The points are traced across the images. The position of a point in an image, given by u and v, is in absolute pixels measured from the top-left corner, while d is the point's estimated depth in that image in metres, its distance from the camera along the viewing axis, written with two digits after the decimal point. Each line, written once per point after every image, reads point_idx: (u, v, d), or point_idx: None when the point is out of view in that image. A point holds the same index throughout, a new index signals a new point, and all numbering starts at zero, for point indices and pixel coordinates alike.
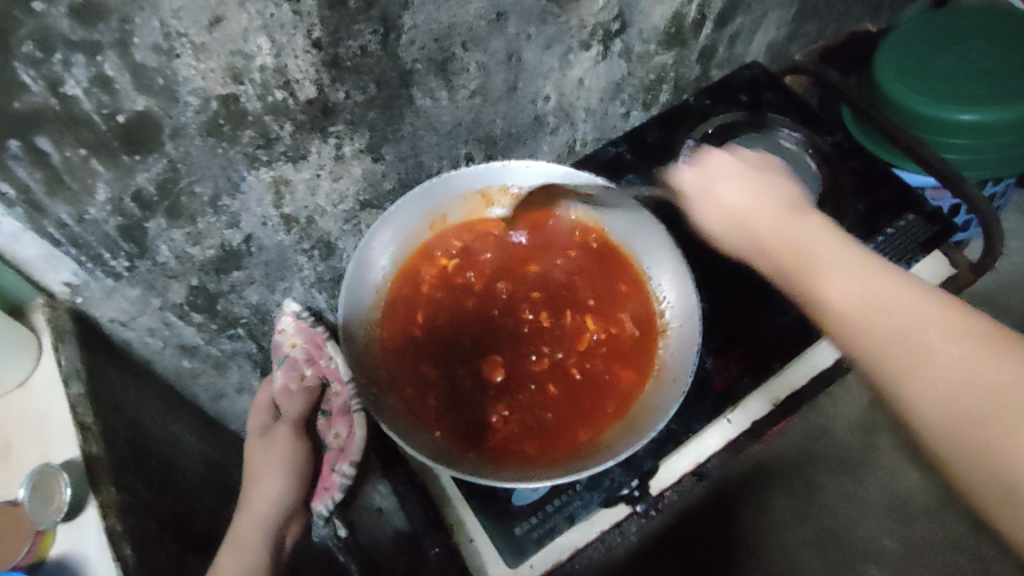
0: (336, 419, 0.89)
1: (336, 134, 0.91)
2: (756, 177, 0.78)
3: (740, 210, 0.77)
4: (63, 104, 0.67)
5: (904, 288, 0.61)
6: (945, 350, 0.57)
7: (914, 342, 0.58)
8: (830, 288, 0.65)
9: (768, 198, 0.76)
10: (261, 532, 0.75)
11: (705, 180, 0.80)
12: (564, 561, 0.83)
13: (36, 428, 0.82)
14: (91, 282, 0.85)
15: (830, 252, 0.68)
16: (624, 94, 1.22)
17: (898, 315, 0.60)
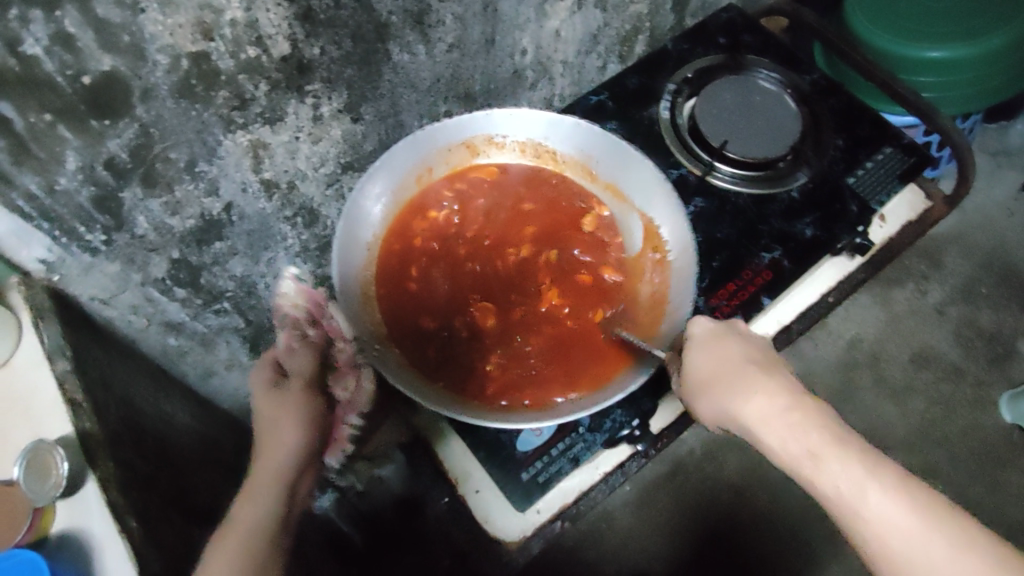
0: (344, 372, 0.82)
1: (313, 93, 0.89)
2: (728, 344, 0.72)
3: (728, 385, 0.69)
4: (23, 64, 0.63)
5: (817, 422, 0.62)
6: (852, 493, 0.58)
7: (825, 445, 0.61)
8: (774, 442, 0.64)
9: (731, 345, 0.72)
10: (277, 482, 0.67)
11: (694, 348, 0.74)
12: (569, 504, 0.85)
13: (25, 409, 0.80)
14: (67, 259, 0.81)
15: (778, 397, 0.65)
16: (600, 47, 1.21)
17: (785, 430, 0.63)
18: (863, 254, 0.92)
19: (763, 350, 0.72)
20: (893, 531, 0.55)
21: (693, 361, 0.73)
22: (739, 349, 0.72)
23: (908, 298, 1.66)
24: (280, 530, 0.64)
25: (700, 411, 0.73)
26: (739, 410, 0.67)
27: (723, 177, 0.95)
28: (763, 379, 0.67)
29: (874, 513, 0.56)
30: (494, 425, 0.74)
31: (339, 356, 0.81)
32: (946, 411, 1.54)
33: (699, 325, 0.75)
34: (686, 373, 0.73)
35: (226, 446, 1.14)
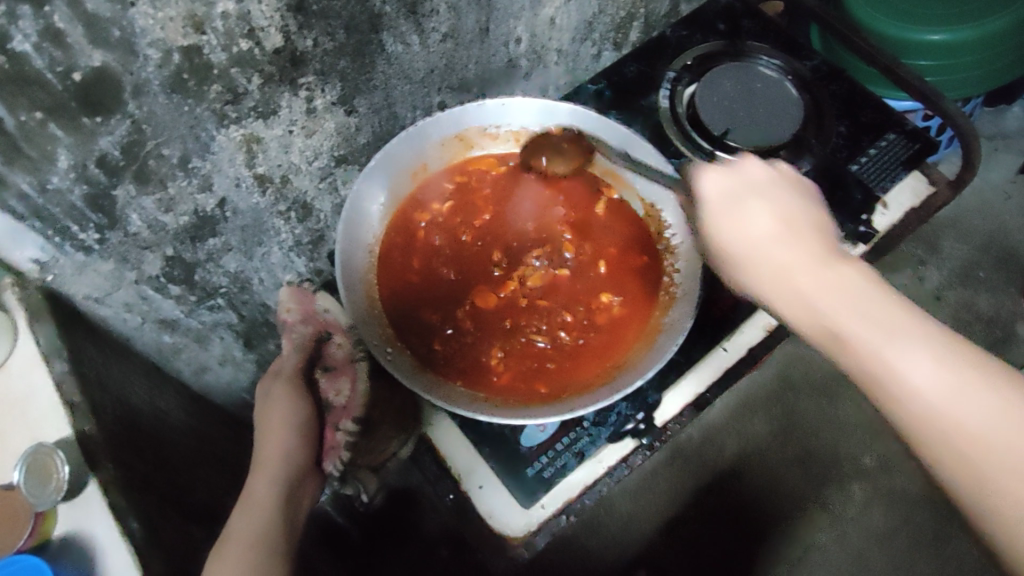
0: (338, 375, 0.86)
1: (306, 86, 0.87)
2: (768, 201, 0.69)
3: (765, 246, 0.67)
4: (12, 61, 0.62)
5: (860, 285, 0.62)
6: (906, 365, 0.57)
7: (883, 321, 0.59)
8: (822, 305, 0.62)
9: (781, 199, 0.69)
10: (274, 481, 0.71)
11: (728, 206, 0.71)
12: (575, 498, 0.84)
13: (23, 411, 0.79)
14: (59, 258, 0.80)
15: (817, 261, 0.65)
16: (595, 34, 1.19)
17: (833, 292, 0.62)
18: (866, 243, 0.91)
19: (805, 208, 0.69)
20: (943, 393, 0.56)
21: (716, 224, 0.71)
22: (787, 204, 0.69)
23: (905, 283, 1.65)
24: (283, 529, 0.67)
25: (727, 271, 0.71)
26: (782, 266, 0.66)
27: (724, 166, 0.93)
28: (812, 244, 0.66)
29: (928, 385, 0.56)
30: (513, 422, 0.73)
31: (334, 353, 0.87)
32: None
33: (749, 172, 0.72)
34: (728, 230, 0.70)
35: (222, 441, 1.13)
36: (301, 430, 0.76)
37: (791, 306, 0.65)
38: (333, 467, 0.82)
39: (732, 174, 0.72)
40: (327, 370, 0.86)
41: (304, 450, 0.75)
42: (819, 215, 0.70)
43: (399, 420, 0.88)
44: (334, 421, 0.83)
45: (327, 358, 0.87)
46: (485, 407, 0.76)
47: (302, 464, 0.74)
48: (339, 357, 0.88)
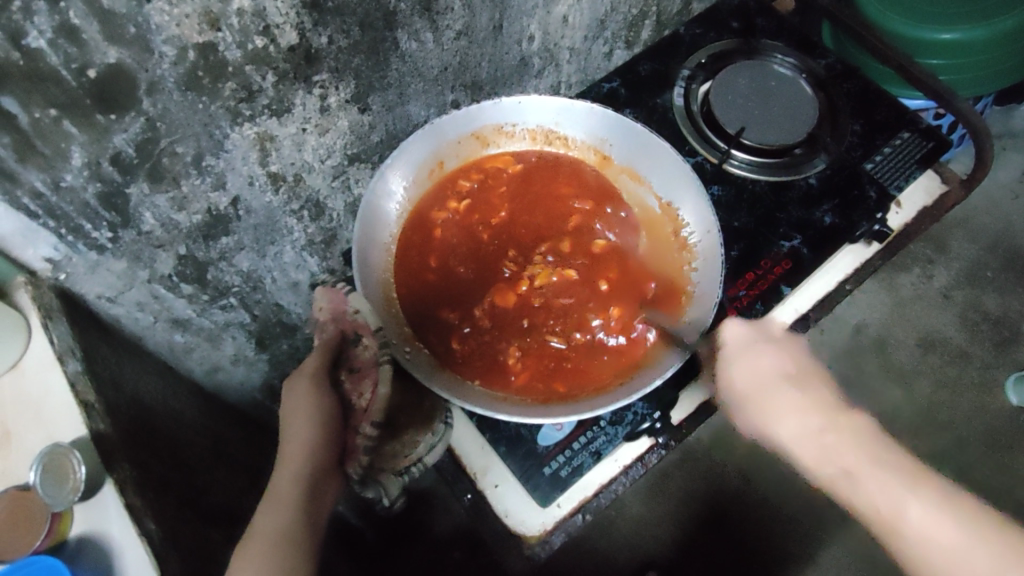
0: (363, 376, 0.83)
1: (321, 83, 0.86)
2: (770, 355, 0.77)
3: (776, 402, 0.74)
4: (26, 58, 0.61)
5: (851, 427, 0.72)
6: (918, 520, 0.66)
7: (879, 461, 0.69)
8: (811, 454, 0.72)
9: (763, 355, 0.76)
10: (297, 481, 0.72)
11: (739, 351, 0.77)
12: (591, 496, 0.85)
13: (36, 411, 0.78)
14: (72, 256, 0.79)
15: (814, 404, 0.73)
16: (608, 32, 1.19)
17: (846, 448, 0.70)
18: (881, 241, 0.92)
19: (796, 359, 0.77)
20: (936, 536, 0.65)
21: (738, 372, 0.76)
22: (779, 367, 0.76)
23: (914, 282, 1.65)
24: (304, 531, 0.69)
25: (751, 430, 0.77)
26: (795, 404, 0.73)
27: (740, 164, 0.94)
28: (822, 397, 0.74)
29: (923, 524, 0.65)
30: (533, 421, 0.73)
31: (363, 354, 0.84)
32: (952, 395, 1.55)
33: (734, 333, 0.78)
34: (739, 361, 0.76)
35: (234, 440, 1.13)
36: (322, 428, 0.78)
37: (794, 442, 0.73)
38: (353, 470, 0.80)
39: (752, 326, 0.79)
40: (353, 370, 0.84)
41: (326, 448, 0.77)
42: (820, 368, 0.78)
43: (426, 423, 0.85)
44: (356, 423, 0.81)
45: (354, 359, 0.85)
46: (504, 405, 0.76)
47: (319, 462, 0.75)
48: (365, 358, 0.84)
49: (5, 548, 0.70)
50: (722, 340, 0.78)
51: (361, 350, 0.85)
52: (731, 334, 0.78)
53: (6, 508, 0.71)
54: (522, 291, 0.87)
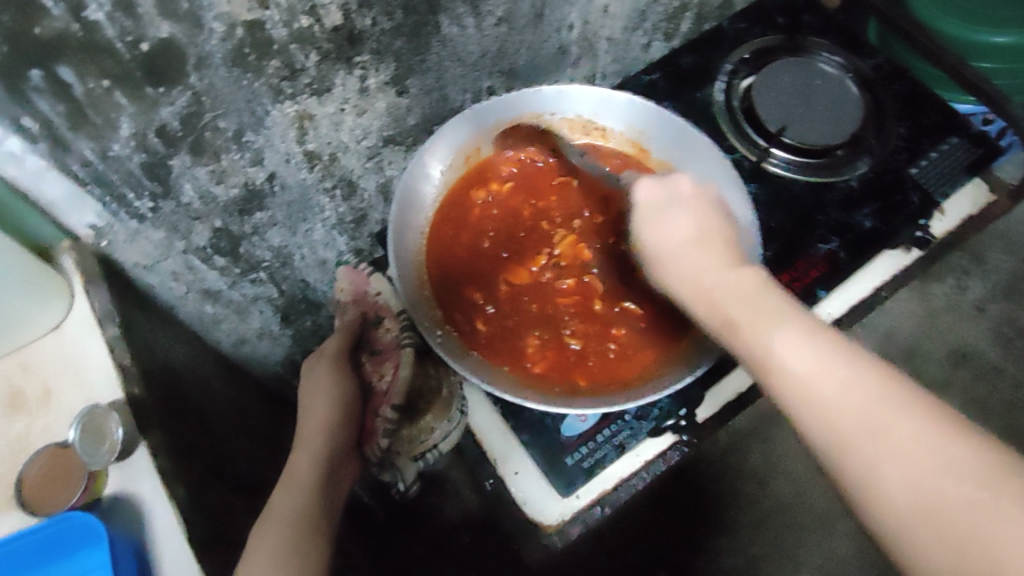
0: (385, 358, 0.89)
1: (362, 65, 0.86)
2: (689, 208, 0.70)
3: (681, 258, 0.67)
4: (85, 29, 0.62)
5: (775, 307, 0.59)
6: (813, 373, 0.55)
7: (768, 311, 0.59)
8: (739, 320, 0.60)
9: (704, 215, 0.70)
10: (317, 458, 0.76)
11: (645, 217, 0.72)
12: (610, 489, 0.85)
13: (75, 372, 0.81)
14: (114, 224, 0.81)
15: (726, 266, 0.65)
16: (647, 24, 1.16)
17: (744, 303, 0.61)
18: (922, 248, 0.90)
19: (727, 224, 0.70)
20: (822, 385, 0.54)
21: (656, 233, 0.70)
22: (695, 219, 0.69)
23: (947, 293, 1.59)
24: (324, 504, 0.72)
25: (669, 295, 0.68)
26: (696, 255, 0.67)
27: (778, 163, 0.93)
28: (716, 249, 0.66)
29: (810, 377, 0.55)
30: (562, 411, 0.74)
31: (385, 336, 0.91)
32: (981, 410, 1.51)
33: (678, 186, 0.72)
34: (654, 237, 0.70)
35: (256, 411, 1.15)
36: (342, 405, 0.82)
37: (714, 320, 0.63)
38: (373, 452, 0.85)
39: (665, 182, 0.73)
40: (375, 353, 0.90)
41: (343, 424, 0.81)
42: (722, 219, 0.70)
43: (444, 410, 0.88)
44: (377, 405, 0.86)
45: (375, 341, 0.91)
46: (532, 395, 0.77)
47: (338, 443, 0.79)
48: (387, 341, 0.91)
49: (43, 504, 0.73)
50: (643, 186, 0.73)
51: (382, 332, 0.91)
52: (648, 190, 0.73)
53: (45, 465, 0.74)
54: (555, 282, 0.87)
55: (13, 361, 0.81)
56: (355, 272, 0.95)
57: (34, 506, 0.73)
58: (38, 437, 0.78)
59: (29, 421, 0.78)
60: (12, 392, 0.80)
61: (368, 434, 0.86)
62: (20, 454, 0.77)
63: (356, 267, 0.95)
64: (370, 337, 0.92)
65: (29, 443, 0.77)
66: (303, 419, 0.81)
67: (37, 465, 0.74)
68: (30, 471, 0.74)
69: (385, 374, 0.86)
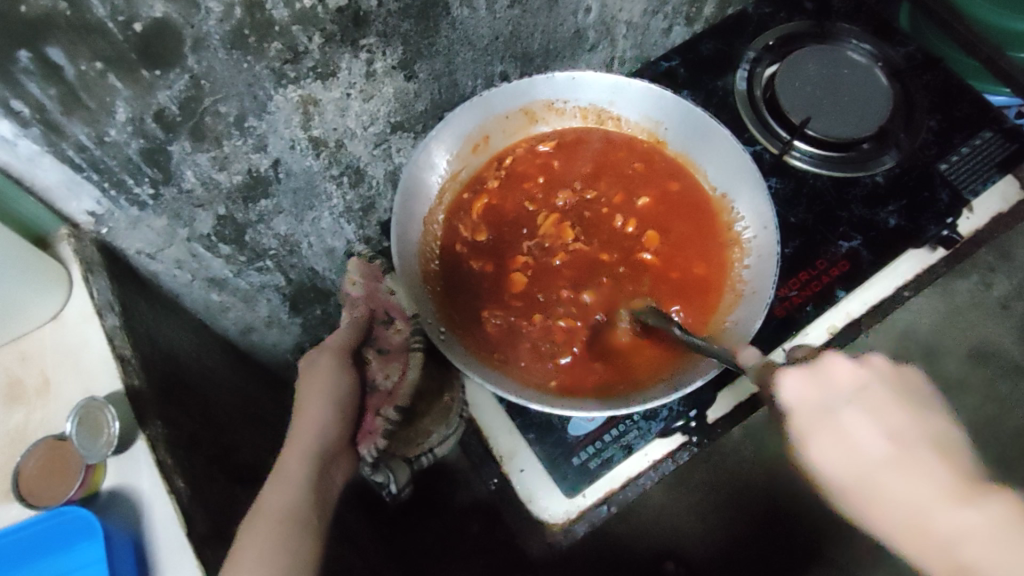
0: (391, 359, 0.88)
1: (368, 48, 0.82)
2: (855, 398, 0.64)
3: (884, 488, 0.62)
4: (74, 8, 0.60)
5: (971, 519, 0.58)
6: (951, 524, 0.59)
7: (920, 500, 0.61)
8: (944, 537, 0.59)
9: (894, 409, 0.64)
10: (307, 459, 0.71)
11: (811, 424, 0.64)
12: (617, 489, 0.84)
13: (73, 363, 0.79)
14: (113, 211, 0.79)
15: (953, 499, 0.60)
16: (668, 8, 1.10)
17: (874, 486, 0.62)
18: (948, 248, 0.86)
19: (925, 407, 0.65)
20: (978, 550, 0.57)
21: (817, 446, 0.64)
22: (901, 418, 0.64)
23: (970, 289, 1.53)
24: (315, 509, 0.67)
25: (857, 510, 0.64)
26: (886, 480, 0.62)
27: (802, 156, 0.89)
28: (922, 477, 0.61)
29: (965, 536, 0.58)
30: (563, 412, 0.71)
31: (395, 337, 0.89)
32: (1002, 408, 1.46)
33: (829, 374, 0.64)
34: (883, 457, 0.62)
35: (262, 400, 1.13)
36: (338, 403, 0.77)
37: (903, 527, 0.61)
38: (368, 452, 0.83)
39: (816, 372, 0.64)
40: (382, 352, 0.87)
41: (339, 424, 0.77)
42: (889, 393, 0.65)
43: (443, 414, 0.90)
44: (378, 405, 0.84)
45: (383, 340, 0.88)
46: (535, 394, 0.74)
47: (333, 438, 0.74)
48: (394, 342, 0.89)
49: (39, 496, 0.72)
50: (788, 383, 0.65)
51: (390, 333, 0.89)
52: (796, 383, 0.65)
53: (42, 457, 0.73)
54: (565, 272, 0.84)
55: (12, 351, 0.80)
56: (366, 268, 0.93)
57: (30, 498, 0.72)
58: (35, 430, 0.77)
59: (27, 412, 0.77)
60: (11, 382, 0.79)
61: (365, 434, 0.84)
62: (18, 445, 0.76)
63: (369, 263, 0.93)
64: (376, 335, 0.88)
65: (28, 434, 0.77)
66: (297, 409, 0.76)
67: (35, 458, 0.73)
68: (28, 462, 0.73)
69: (394, 374, 0.86)
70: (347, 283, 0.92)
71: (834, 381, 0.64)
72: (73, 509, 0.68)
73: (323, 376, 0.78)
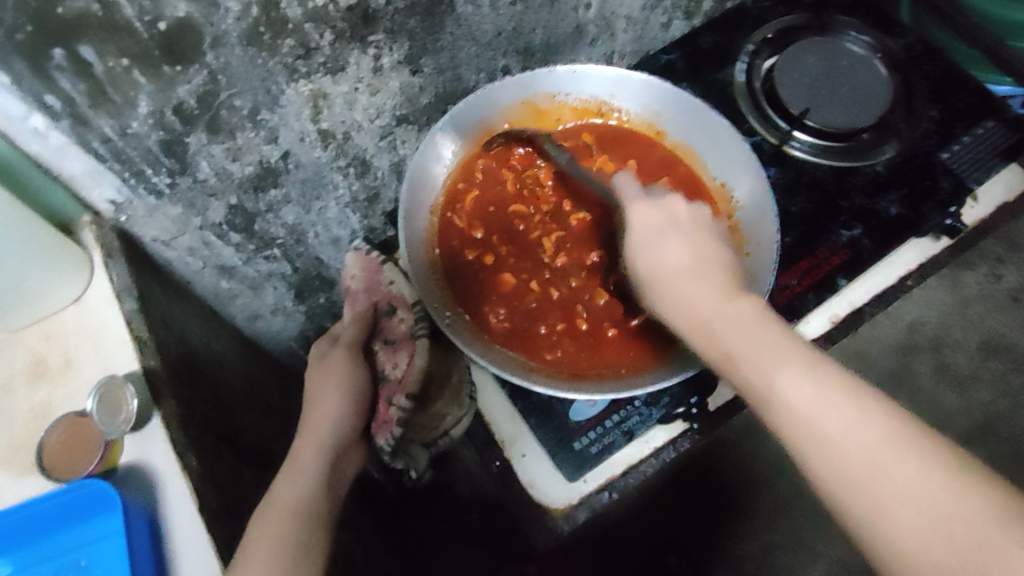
0: (398, 348, 0.90)
1: (376, 44, 0.85)
2: (687, 234, 0.70)
3: (691, 295, 0.65)
4: (105, 9, 0.63)
5: (789, 343, 0.57)
6: (805, 398, 0.54)
7: (753, 330, 0.59)
8: (718, 327, 0.61)
9: (708, 241, 0.70)
10: (320, 452, 0.77)
11: (642, 242, 0.71)
12: (618, 475, 0.85)
13: (93, 344, 0.83)
14: (134, 200, 0.83)
15: (721, 297, 0.63)
16: (667, 2, 1.12)
17: (724, 322, 0.61)
18: (952, 237, 0.87)
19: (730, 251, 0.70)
20: (810, 413, 0.53)
21: (672, 252, 0.68)
22: (711, 249, 0.69)
23: (979, 281, 1.51)
24: (324, 498, 0.73)
25: (666, 309, 0.67)
26: (689, 274, 0.66)
27: (801, 147, 0.90)
28: (716, 283, 0.64)
29: (799, 404, 0.54)
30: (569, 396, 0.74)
31: (398, 326, 0.91)
32: (1015, 403, 1.44)
33: (672, 209, 0.73)
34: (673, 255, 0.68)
35: (269, 386, 1.17)
36: (351, 401, 0.83)
37: (691, 330, 0.64)
38: (385, 440, 0.86)
39: (659, 206, 0.74)
40: (388, 342, 0.90)
41: (351, 417, 0.83)
42: (723, 251, 0.70)
43: (454, 395, 0.87)
44: (389, 394, 0.87)
45: (389, 330, 0.91)
46: (547, 382, 0.76)
47: (342, 436, 0.81)
48: (400, 331, 0.91)
49: (62, 470, 0.76)
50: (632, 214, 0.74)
51: (395, 323, 0.91)
52: (643, 214, 0.74)
53: (65, 433, 0.77)
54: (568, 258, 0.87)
55: (36, 332, 0.84)
56: (366, 260, 0.95)
57: (53, 472, 0.76)
58: (57, 406, 0.81)
59: (49, 389, 0.82)
60: (35, 360, 0.83)
61: (381, 424, 0.87)
62: (39, 420, 0.80)
63: (366, 254, 0.95)
64: (382, 327, 0.92)
65: (49, 410, 0.81)
66: (311, 408, 0.82)
67: (57, 433, 0.77)
68: (52, 437, 0.77)
69: (398, 363, 0.88)
70: (347, 278, 0.95)
71: (661, 210, 0.72)
72: (89, 482, 0.70)
73: (335, 374, 0.85)
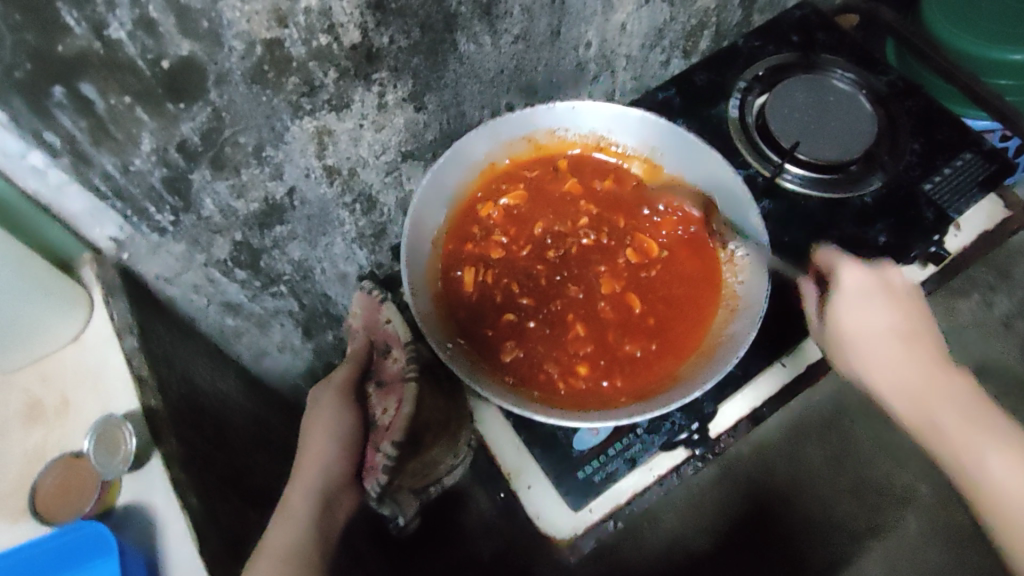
0: (389, 391, 0.87)
1: (379, 81, 0.87)
2: (878, 296, 0.80)
3: (880, 338, 0.79)
4: (107, 48, 0.64)
5: (925, 375, 0.78)
6: (999, 471, 0.71)
7: (941, 402, 0.76)
8: (903, 401, 0.78)
9: (909, 309, 0.81)
10: (310, 496, 0.74)
11: (845, 307, 0.81)
12: (622, 504, 0.86)
13: (95, 384, 0.83)
14: (136, 238, 0.83)
15: (902, 351, 0.79)
16: (664, 42, 1.16)
17: (894, 362, 0.79)
18: (938, 264, 0.92)
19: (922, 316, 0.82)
20: (1004, 484, 0.71)
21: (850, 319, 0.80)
22: (893, 312, 0.80)
23: (970, 309, 1.56)
24: (317, 544, 0.70)
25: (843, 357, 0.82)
26: (891, 341, 0.79)
27: (792, 179, 0.93)
28: (919, 353, 0.79)
29: (999, 480, 0.71)
30: (571, 425, 0.74)
31: (391, 366, 0.89)
32: None
33: (883, 272, 0.81)
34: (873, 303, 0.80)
35: (274, 425, 1.15)
36: (342, 441, 0.79)
37: (884, 389, 0.80)
38: (371, 487, 0.81)
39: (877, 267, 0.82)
40: (381, 385, 0.88)
41: (344, 461, 0.78)
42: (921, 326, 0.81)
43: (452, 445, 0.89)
44: (377, 441, 0.83)
45: (383, 371, 0.90)
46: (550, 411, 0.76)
47: (337, 474, 0.77)
48: (394, 372, 0.89)
49: (56, 513, 0.75)
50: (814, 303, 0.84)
51: (389, 364, 0.90)
52: (854, 275, 0.81)
53: (59, 475, 0.77)
54: (571, 290, 0.89)
55: (33, 373, 0.83)
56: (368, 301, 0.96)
57: (46, 515, 0.75)
58: (54, 447, 0.80)
59: (46, 430, 0.81)
60: (32, 402, 0.82)
61: (368, 469, 0.82)
62: (34, 462, 0.79)
63: (371, 294, 0.95)
64: (377, 368, 0.90)
65: (45, 452, 0.80)
66: (302, 447, 0.79)
67: (52, 475, 0.77)
68: (46, 479, 0.77)
69: (387, 409, 0.84)
70: (349, 318, 0.96)
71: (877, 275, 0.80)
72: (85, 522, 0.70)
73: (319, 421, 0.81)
